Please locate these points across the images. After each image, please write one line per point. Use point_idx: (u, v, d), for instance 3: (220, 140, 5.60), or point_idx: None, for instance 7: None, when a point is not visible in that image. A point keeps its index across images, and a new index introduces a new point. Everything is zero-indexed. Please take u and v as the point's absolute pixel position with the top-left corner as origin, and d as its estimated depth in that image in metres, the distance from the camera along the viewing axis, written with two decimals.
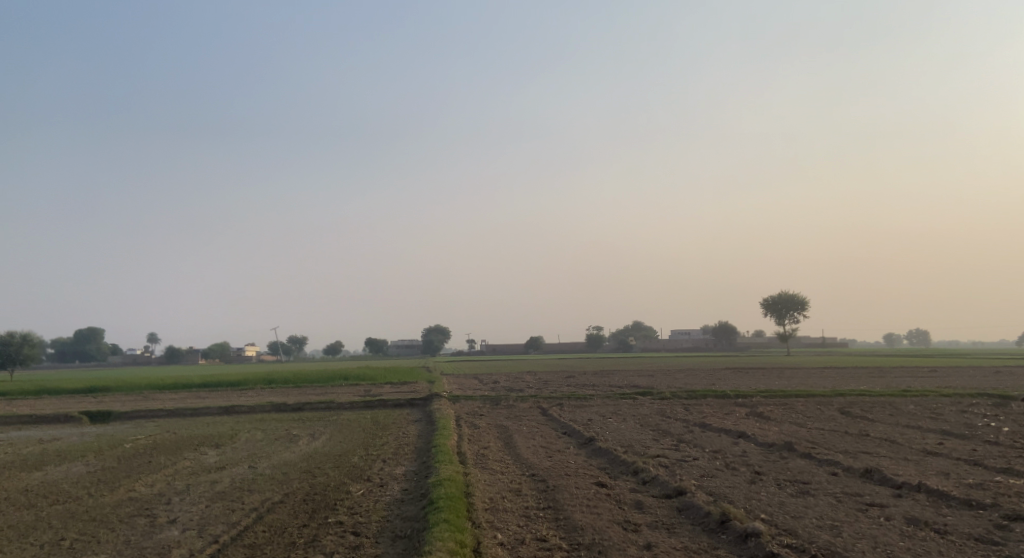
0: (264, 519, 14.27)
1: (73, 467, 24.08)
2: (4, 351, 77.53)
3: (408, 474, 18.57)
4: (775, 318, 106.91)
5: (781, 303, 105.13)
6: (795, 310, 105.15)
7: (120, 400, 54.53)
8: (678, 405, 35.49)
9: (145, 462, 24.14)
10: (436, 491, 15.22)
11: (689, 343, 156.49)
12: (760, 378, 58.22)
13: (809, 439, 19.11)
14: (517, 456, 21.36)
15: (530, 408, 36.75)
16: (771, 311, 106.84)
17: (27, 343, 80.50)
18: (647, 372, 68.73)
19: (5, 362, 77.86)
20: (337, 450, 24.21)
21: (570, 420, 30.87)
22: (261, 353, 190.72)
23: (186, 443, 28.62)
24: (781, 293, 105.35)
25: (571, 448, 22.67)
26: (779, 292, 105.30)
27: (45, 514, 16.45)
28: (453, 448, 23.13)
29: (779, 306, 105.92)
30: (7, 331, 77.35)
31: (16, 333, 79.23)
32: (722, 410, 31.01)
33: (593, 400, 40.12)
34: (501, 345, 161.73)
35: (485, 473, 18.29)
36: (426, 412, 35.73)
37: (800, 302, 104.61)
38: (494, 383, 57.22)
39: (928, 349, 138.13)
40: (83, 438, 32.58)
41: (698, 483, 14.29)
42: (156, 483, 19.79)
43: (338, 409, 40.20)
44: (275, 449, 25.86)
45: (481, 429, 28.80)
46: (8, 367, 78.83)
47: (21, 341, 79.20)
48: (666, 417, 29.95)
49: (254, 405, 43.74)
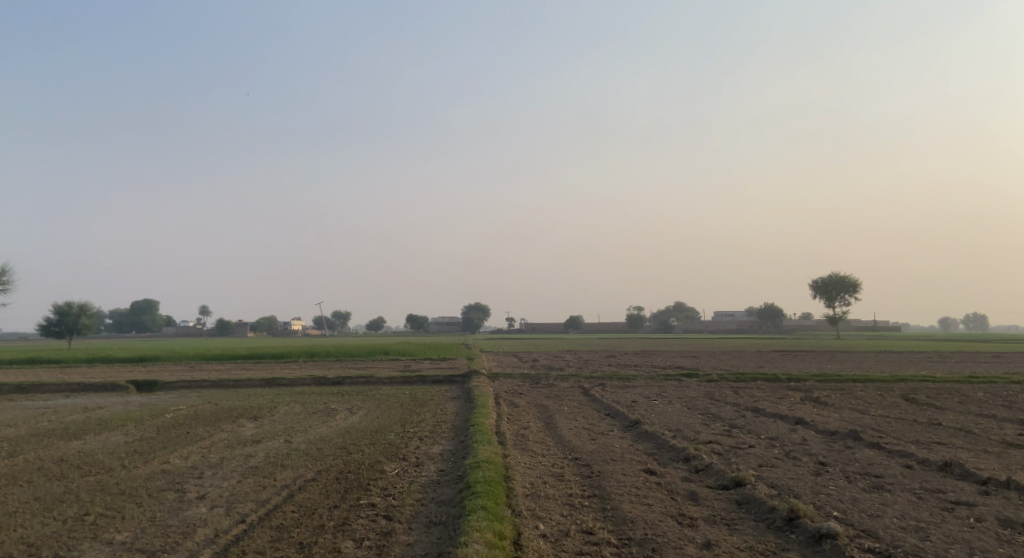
0: (295, 499, 13.51)
1: (112, 435, 23.80)
2: (62, 321, 79.02)
3: (446, 454, 17.83)
4: (824, 300, 104.34)
5: (832, 285, 102.50)
6: (845, 292, 102.54)
7: (166, 370, 55.08)
8: (726, 387, 34.37)
9: (183, 433, 23.71)
10: (473, 473, 14.40)
11: (733, 324, 154.22)
12: (810, 361, 56.57)
13: (873, 428, 17.83)
14: (559, 438, 20.55)
15: (572, 387, 35.92)
16: (821, 293, 104.27)
17: (84, 313, 81.77)
18: (691, 353, 67.50)
19: (62, 333, 79.44)
20: (375, 426, 23.59)
21: (613, 400, 29.92)
22: (305, 327, 193.13)
23: (225, 414, 28.27)
24: (832, 274, 102.67)
25: (616, 430, 21.78)
26: (830, 273, 102.60)
27: (74, 485, 15.92)
28: (493, 426, 22.37)
29: (828, 288, 103.31)
30: (64, 302, 78.71)
31: (73, 303, 80.53)
32: (772, 394, 29.85)
33: (637, 381, 39.09)
34: (542, 324, 161.13)
35: (527, 455, 17.50)
36: (466, 389, 35.08)
37: (852, 285, 101.84)
38: (535, 361, 56.61)
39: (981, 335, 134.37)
40: (126, 407, 32.53)
41: (756, 475, 13.24)
42: (191, 456, 19.20)
43: (377, 383, 39.79)
44: (312, 423, 25.32)
45: (521, 407, 28.07)
46: (65, 336, 80.35)
47: (78, 311, 80.51)
48: (714, 400, 28.89)
49: (295, 378, 43.58)
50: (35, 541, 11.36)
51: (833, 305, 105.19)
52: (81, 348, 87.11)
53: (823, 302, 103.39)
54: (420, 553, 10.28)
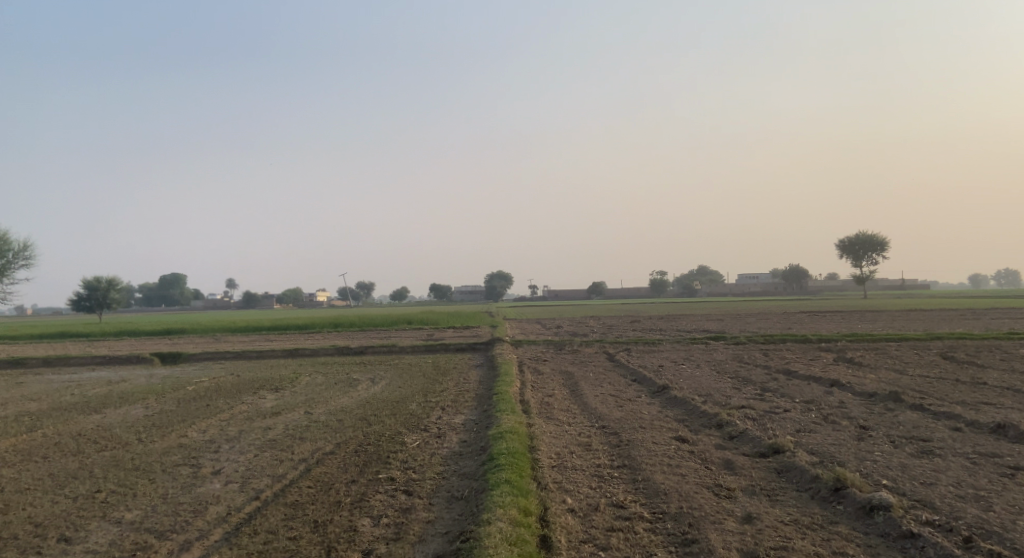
0: (311, 474, 12.99)
1: (134, 408, 23.52)
2: (92, 296, 79.42)
3: (468, 424, 17.28)
4: (851, 259, 102.58)
5: (860, 244, 100.66)
6: (874, 250, 100.79)
7: (191, 342, 55.22)
8: (755, 350, 33.60)
9: (204, 405, 23.34)
10: (496, 445, 13.81)
11: (759, 286, 152.64)
12: (840, 321, 55.50)
13: (916, 390, 17.05)
14: (585, 405, 19.93)
15: (597, 353, 35.33)
16: (848, 253, 102.51)
17: (113, 288, 82.12)
18: (717, 317, 66.60)
19: (93, 307, 80.02)
20: (396, 396, 23.15)
21: (639, 365, 29.32)
22: (330, 297, 193.99)
23: (247, 386, 27.97)
24: (860, 233, 100.84)
25: (644, 396, 21.12)
26: (858, 232, 100.76)
27: (89, 461, 15.50)
28: (516, 395, 21.79)
29: (856, 247, 101.49)
30: (94, 277, 79.14)
31: (103, 278, 80.93)
32: (805, 357, 29.03)
33: (663, 345, 38.46)
34: (565, 290, 160.45)
35: (552, 424, 16.89)
36: (488, 356, 34.66)
37: (880, 244, 99.97)
38: (558, 328, 56.11)
39: (1012, 292, 132.18)
40: (150, 380, 32.38)
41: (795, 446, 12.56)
42: (210, 429, 18.74)
43: (400, 352, 39.47)
44: (334, 394, 24.89)
45: (545, 375, 27.59)
46: (96, 311, 80.87)
47: (107, 286, 80.79)
48: (744, 363, 28.18)
49: (318, 349, 43.35)
50: (43, 521, 10.93)
51: (861, 264, 103.44)
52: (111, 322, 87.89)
53: (851, 261, 101.81)
54: (440, 530, 9.72)
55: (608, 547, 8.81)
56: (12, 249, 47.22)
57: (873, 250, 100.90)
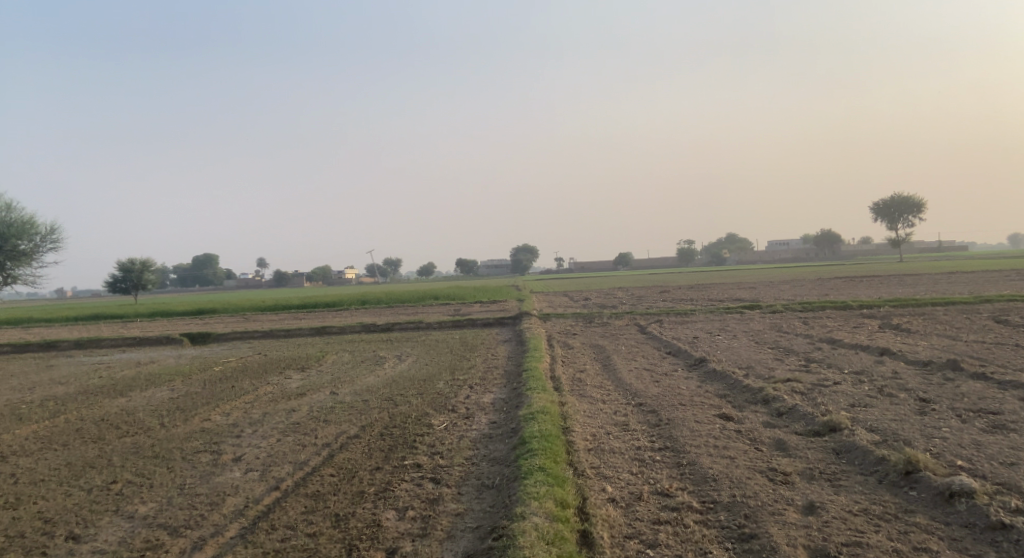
0: (334, 461, 12.33)
1: (159, 389, 23.08)
2: (127, 278, 79.89)
3: (498, 403, 16.65)
4: (886, 223, 100.42)
5: (895, 206, 98.42)
6: (909, 212, 98.48)
7: (221, 322, 54.97)
8: (793, 319, 32.59)
9: (230, 385, 22.80)
10: (528, 427, 13.15)
11: (789, 253, 150.44)
12: (877, 287, 54.12)
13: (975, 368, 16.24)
14: (620, 380, 19.21)
15: (629, 325, 34.48)
16: (883, 216, 100.36)
17: (147, 270, 82.60)
18: (749, 285, 65.36)
19: (127, 289, 80.40)
20: (423, 374, 22.48)
21: (673, 337, 28.47)
22: (359, 276, 194.22)
23: (274, 366, 27.49)
24: (894, 195, 98.60)
25: (680, 370, 20.38)
26: (893, 194, 98.53)
27: (109, 447, 14.83)
28: (547, 371, 21.07)
29: (891, 209, 99.22)
30: (127, 258, 79.40)
31: (136, 259, 81.25)
32: (845, 327, 28.01)
33: (696, 316, 37.53)
34: (592, 262, 159.23)
35: (585, 401, 16.25)
36: (517, 331, 33.93)
37: (917, 205, 97.56)
38: (587, 299, 55.24)
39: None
40: (178, 361, 32.04)
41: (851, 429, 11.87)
42: (234, 410, 18.15)
43: (427, 328, 38.85)
44: (361, 373, 24.29)
45: (576, 349, 26.82)
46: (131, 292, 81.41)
47: (141, 268, 81.28)
48: (783, 333, 27.22)
49: (345, 326, 42.84)
50: (53, 517, 10.39)
51: (897, 227, 101.20)
52: (144, 303, 88.43)
53: (886, 224, 99.60)
54: (470, 524, 9.08)
55: (656, 544, 8.24)
56: (39, 232, 47.11)
57: (909, 212, 98.64)
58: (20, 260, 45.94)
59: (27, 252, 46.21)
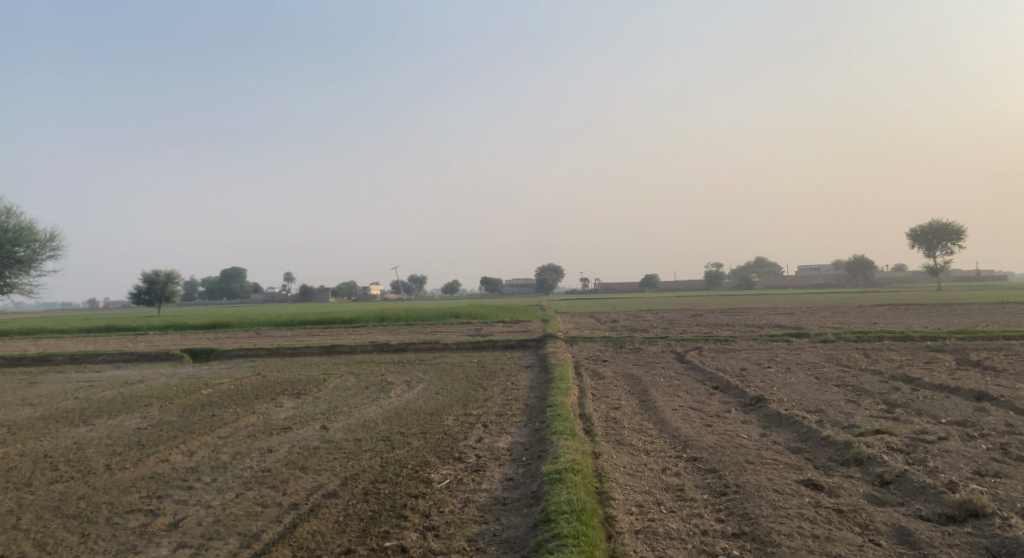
0: (293, 537, 9.34)
1: (130, 414, 20.15)
2: (150, 289, 77.74)
3: (516, 452, 13.62)
4: (925, 249, 96.09)
5: (934, 232, 94.03)
6: (949, 240, 94.15)
7: (232, 337, 52.23)
8: (851, 351, 29.15)
9: (209, 413, 19.80)
10: (555, 494, 10.11)
11: (820, 278, 145.79)
12: (926, 317, 50.29)
13: None
14: (663, 424, 16.05)
15: (665, 353, 31.22)
16: (921, 242, 95.96)
17: (172, 281, 80.46)
18: (786, 310, 61.54)
19: (151, 301, 78.35)
20: (432, 406, 19.39)
21: (718, 368, 25.24)
22: (383, 291, 192.36)
23: (268, 390, 24.53)
24: (934, 221, 94.32)
25: (734, 413, 17.24)
26: (932, 220, 94.27)
27: (29, 499, 11.85)
28: (575, 407, 17.92)
29: (929, 236, 95.01)
30: (151, 270, 77.25)
31: (160, 271, 79.20)
32: (915, 364, 24.59)
33: (737, 343, 34.20)
34: (619, 283, 155.79)
35: (623, 451, 13.20)
36: (541, 355, 30.75)
37: (956, 233, 93.33)
38: (615, 322, 52.12)
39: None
40: (169, 380, 29.10)
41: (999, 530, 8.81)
42: (200, 449, 15.10)
43: (443, 350, 35.80)
44: (363, 401, 21.22)
45: (607, 379, 23.66)
46: (154, 304, 79.30)
47: (165, 280, 79.15)
48: (846, 369, 23.84)
49: (356, 345, 39.83)
50: None
51: (936, 254, 96.83)
52: (166, 316, 86.27)
53: (923, 251, 95.36)
54: None
55: None
56: (37, 238, 44.74)
57: (949, 239, 94.25)
58: (17, 268, 43.56)
59: (24, 260, 43.87)
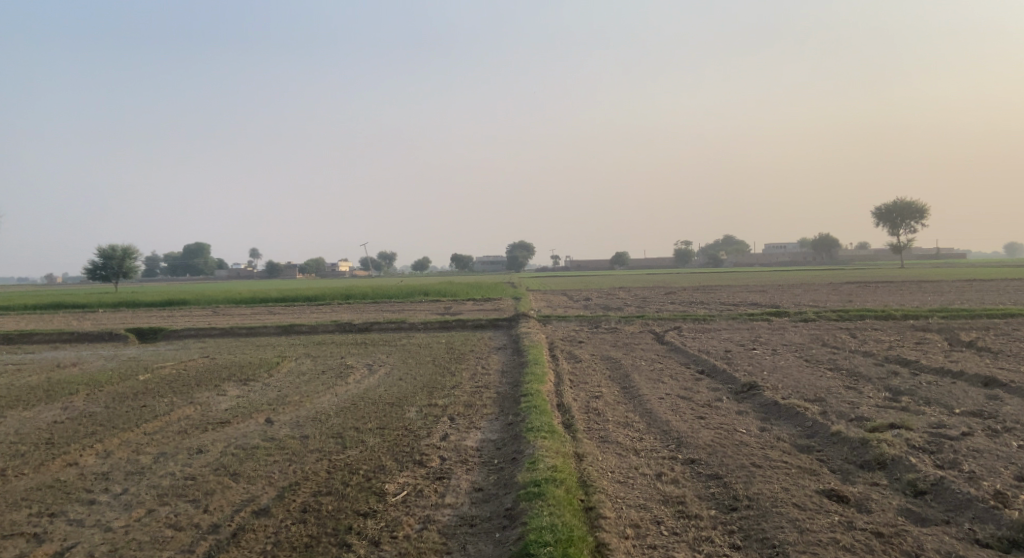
0: None
1: (51, 405, 18.05)
2: (105, 265, 74.57)
3: (486, 452, 11.82)
4: (889, 228, 95.77)
5: (897, 211, 93.59)
6: (912, 218, 93.86)
7: (187, 316, 49.76)
8: (837, 331, 27.65)
9: (140, 404, 17.75)
10: (534, 517, 8.35)
11: (787, 256, 145.66)
12: (901, 294, 49.25)
13: None
14: (650, 417, 14.25)
15: (643, 333, 29.50)
16: (885, 221, 95.73)
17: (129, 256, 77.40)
18: (758, 288, 60.34)
19: (107, 277, 75.26)
20: (393, 394, 17.50)
21: (701, 350, 23.59)
22: (351, 267, 189.23)
23: (213, 375, 22.49)
24: (898, 199, 93.87)
25: (726, 402, 15.54)
26: (896, 198, 93.89)
27: None
28: (551, 396, 16.15)
29: (893, 214, 94.58)
30: (106, 245, 74.10)
31: (116, 247, 76.14)
32: (907, 345, 23.07)
33: (716, 323, 32.66)
34: (588, 261, 154.61)
35: (609, 451, 11.42)
36: (512, 336, 28.90)
37: (920, 211, 93.03)
38: (587, 300, 50.47)
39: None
40: (107, 364, 26.91)
41: None
42: (119, 451, 13.13)
43: (409, 330, 33.86)
44: (316, 389, 19.24)
45: (584, 362, 21.91)
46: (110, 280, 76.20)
47: (122, 255, 76.08)
48: (836, 350, 22.31)
49: (316, 324, 37.72)
50: None
51: (900, 232, 96.58)
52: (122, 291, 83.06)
53: (887, 229, 94.95)
54: None
55: None
56: None
57: (912, 217, 93.99)
58: None
59: None
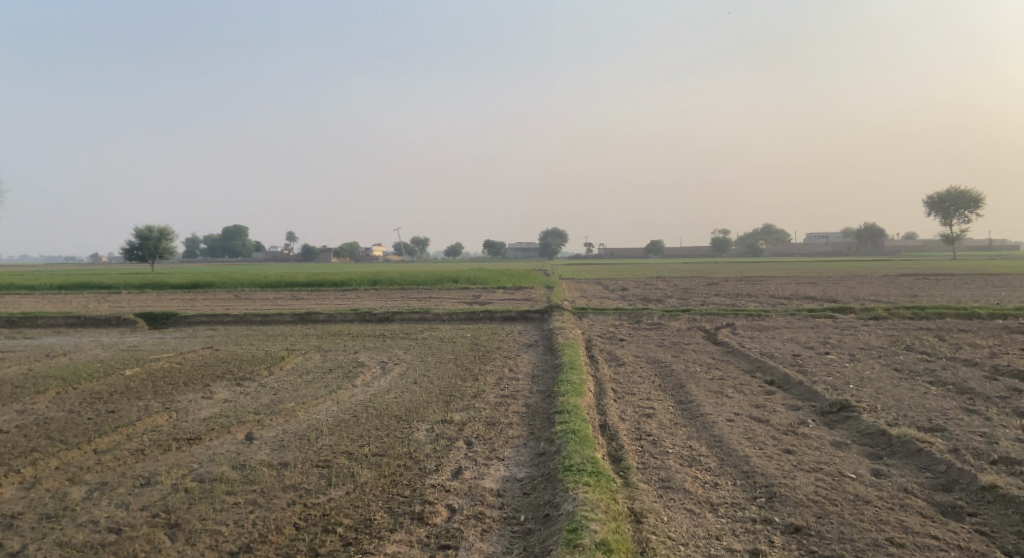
0: None
1: (9, 407, 15.52)
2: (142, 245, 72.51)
3: (511, 503, 8.81)
4: (940, 218, 90.88)
5: (950, 200, 88.58)
6: (966, 208, 88.90)
7: (207, 299, 47.43)
8: (918, 332, 24.15)
9: (108, 410, 15.07)
10: None
11: (830, 246, 140.50)
12: (969, 288, 45.21)
13: None
14: (722, 447, 11.13)
15: (692, 331, 26.30)
16: (937, 210, 90.73)
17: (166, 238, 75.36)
18: (806, 280, 56.52)
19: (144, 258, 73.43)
20: (405, 404, 14.57)
21: (764, 353, 20.35)
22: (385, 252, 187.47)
23: (208, 371, 19.81)
24: (951, 188, 88.91)
25: (815, 428, 12.32)
26: (948, 187, 89.01)
27: None
28: (594, 414, 13.07)
29: (945, 204, 89.54)
30: (143, 226, 72.04)
31: (154, 228, 74.15)
32: (1013, 352, 19.58)
33: (773, 320, 29.31)
34: (624, 250, 151.07)
35: (677, 508, 8.36)
36: (546, 331, 25.86)
37: (974, 200, 88.03)
38: (627, 290, 47.20)
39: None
40: (101, 354, 24.44)
41: None
42: (50, 481, 10.41)
43: (433, 321, 30.99)
44: (317, 393, 16.39)
45: (629, 365, 18.84)
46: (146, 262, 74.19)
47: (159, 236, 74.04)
48: (929, 357, 18.94)
49: (335, 311, 35.03)
50: None
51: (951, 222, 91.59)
52: (152, 273, 81.28)
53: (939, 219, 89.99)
54: None
55: None
56: None
57: (965, 207, 88.87)
58: None
59: None
